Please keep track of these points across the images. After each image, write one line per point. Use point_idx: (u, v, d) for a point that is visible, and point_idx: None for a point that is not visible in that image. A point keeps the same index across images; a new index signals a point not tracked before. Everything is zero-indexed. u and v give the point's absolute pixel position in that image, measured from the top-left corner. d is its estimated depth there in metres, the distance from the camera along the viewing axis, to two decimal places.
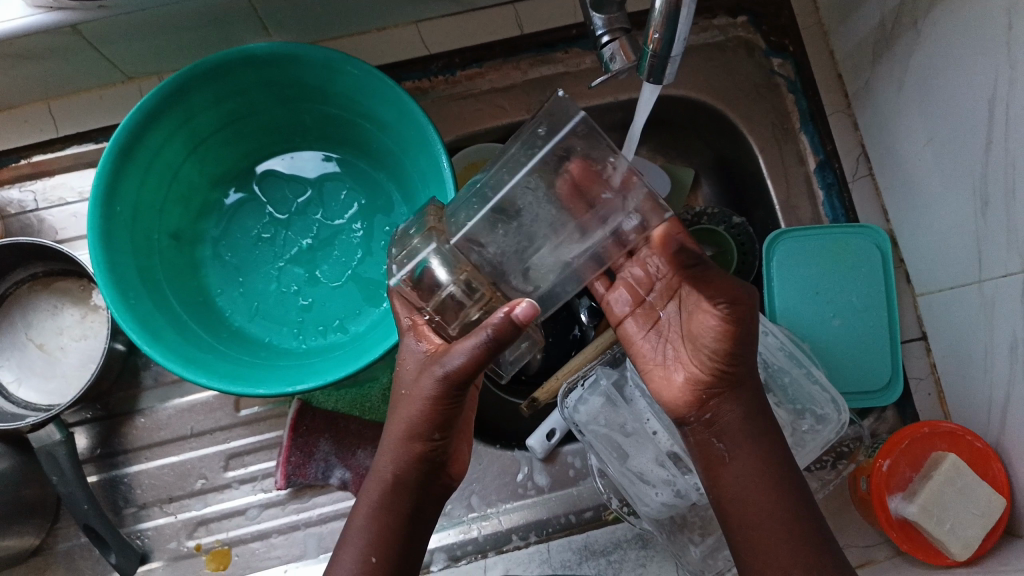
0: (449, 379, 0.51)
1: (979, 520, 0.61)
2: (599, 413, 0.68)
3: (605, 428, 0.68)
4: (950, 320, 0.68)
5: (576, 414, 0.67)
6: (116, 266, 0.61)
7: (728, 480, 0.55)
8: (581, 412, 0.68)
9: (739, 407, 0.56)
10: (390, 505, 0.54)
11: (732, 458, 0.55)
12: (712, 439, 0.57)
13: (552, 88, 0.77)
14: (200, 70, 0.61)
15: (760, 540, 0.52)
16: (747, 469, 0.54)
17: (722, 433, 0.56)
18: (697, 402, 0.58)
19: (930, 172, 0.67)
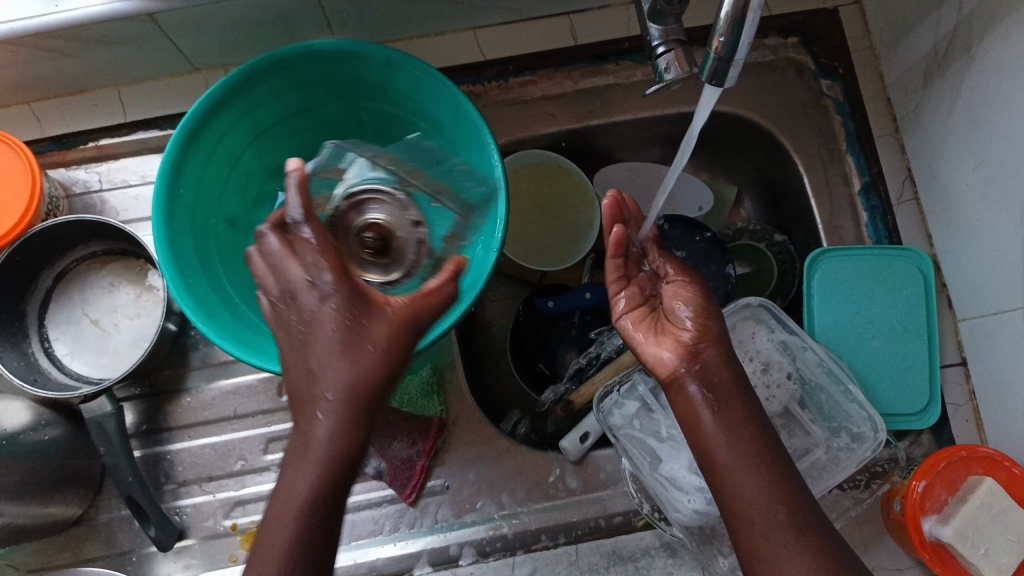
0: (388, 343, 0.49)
1: (1015, 546, 0.62)
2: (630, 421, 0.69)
3: (639, 435, 0.69)
4: (991, 346, 0.68)
5: (606, 419, 0.69)
6: (176, 245, 0.63)
7: (717, 442, 0.53)
8: (613, 419, 0.69)
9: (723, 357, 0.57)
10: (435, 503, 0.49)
11: (719, 417, 0.54)
12: (696, 390, 0.56)
13: (601, 98, 0.77)
14: (267, 62, 0.64)
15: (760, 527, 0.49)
16: (728, 442, 0.53)
17: (721, 403, 0.55)
18: (687, 359, 0.57)
19: (975, 198, 0.67)
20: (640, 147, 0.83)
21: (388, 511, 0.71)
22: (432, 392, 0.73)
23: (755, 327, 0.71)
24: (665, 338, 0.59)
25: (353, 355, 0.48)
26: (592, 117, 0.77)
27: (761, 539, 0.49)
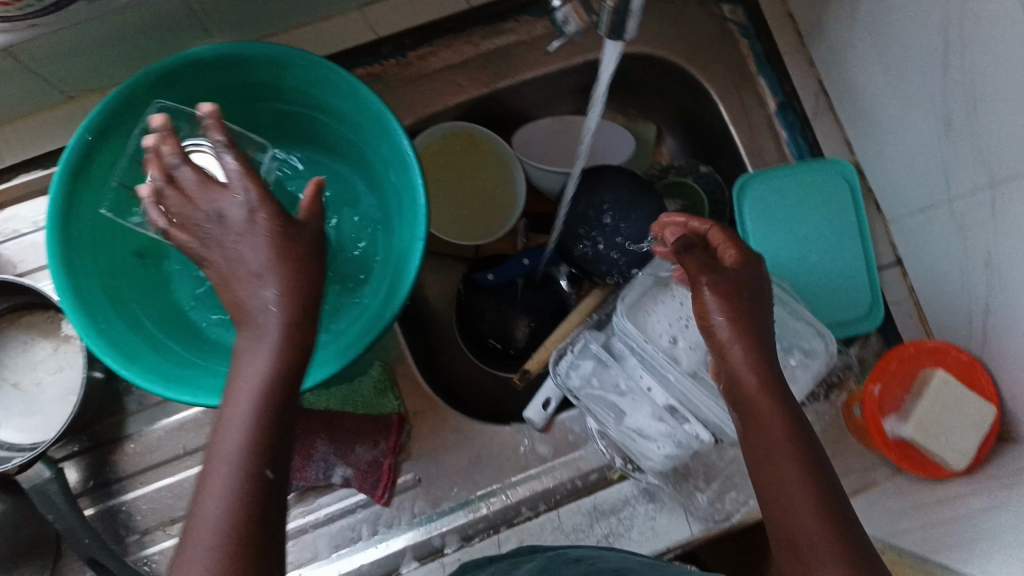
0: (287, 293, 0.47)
1: (972, 428, 0.63)
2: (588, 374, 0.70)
3: (600, 386, 0.69)
4: (923, 242, 0.69)
5: (564, 377, 0.69)
6: (81, 293, 0.59)
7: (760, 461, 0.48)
8: (571, 376, 0.70)
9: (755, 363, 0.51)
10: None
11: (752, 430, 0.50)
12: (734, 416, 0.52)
13: (507, 58, 0.75)
14: (144, 81, 0.59)
15: (794, 516, 0.46)
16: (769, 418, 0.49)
17: (755, 412, 0.50)
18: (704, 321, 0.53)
19: (888, 100, 0.67)
20: (553, 102, 0.81)
21: (363, 516, 0.69)
22: (385, 390, 0.71)
23: None
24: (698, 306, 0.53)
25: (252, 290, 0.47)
26: (499, 79, 0.75)
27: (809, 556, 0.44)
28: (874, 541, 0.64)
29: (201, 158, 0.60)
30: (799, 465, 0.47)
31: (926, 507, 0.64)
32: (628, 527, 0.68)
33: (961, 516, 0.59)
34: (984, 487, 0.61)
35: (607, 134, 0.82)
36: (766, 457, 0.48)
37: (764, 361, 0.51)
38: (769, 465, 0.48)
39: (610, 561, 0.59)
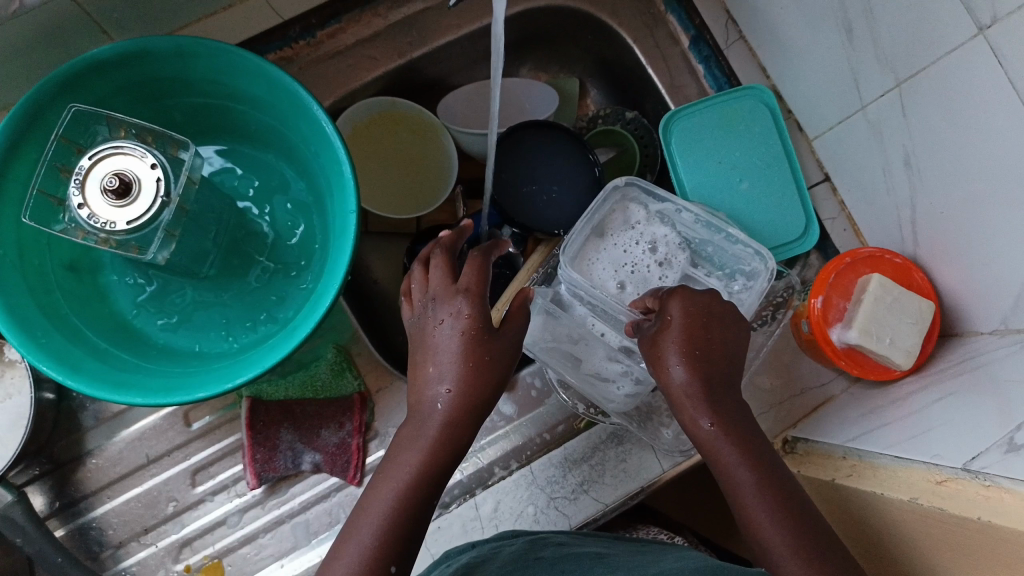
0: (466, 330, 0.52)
1: (915, 328, 0.64)
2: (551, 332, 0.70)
3: (561, 342, 0.71)
4: (846, 155, 0.71)
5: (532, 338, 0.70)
6: (15, 310, 0.58)
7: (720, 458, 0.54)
8: (537, 336, 0.70)
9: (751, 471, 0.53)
10: (431, 465, 0.52)
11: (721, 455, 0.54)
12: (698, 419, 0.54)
13: (416, 27, 0.75)
14: (46, 89, 0.58)
15: (751, 511, 0.53)
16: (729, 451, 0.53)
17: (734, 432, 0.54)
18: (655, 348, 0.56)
19: (792, 19, 0.69)
20: (472, 67, 0.82)
21: (338, 499, 0.68)
22: (342, 371, 0.70)
23: (630, 207, 0.72)
24: (660, 367, 0.56)
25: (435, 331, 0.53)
26: (413, 48, 0.75)
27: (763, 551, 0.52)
28: (838, 449, 0.65)
29: (112, 160, 0.58)
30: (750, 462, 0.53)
31: (881, 409, 0.65)
32: (601, 472, 0.69)
33: (915, 410, 0.61)
34: (933, 381, 0.63)
35: (529, 91, 0.83)
36: (737, 490, 0.53)
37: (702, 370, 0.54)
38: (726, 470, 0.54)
39: (587, 544, 0.60)
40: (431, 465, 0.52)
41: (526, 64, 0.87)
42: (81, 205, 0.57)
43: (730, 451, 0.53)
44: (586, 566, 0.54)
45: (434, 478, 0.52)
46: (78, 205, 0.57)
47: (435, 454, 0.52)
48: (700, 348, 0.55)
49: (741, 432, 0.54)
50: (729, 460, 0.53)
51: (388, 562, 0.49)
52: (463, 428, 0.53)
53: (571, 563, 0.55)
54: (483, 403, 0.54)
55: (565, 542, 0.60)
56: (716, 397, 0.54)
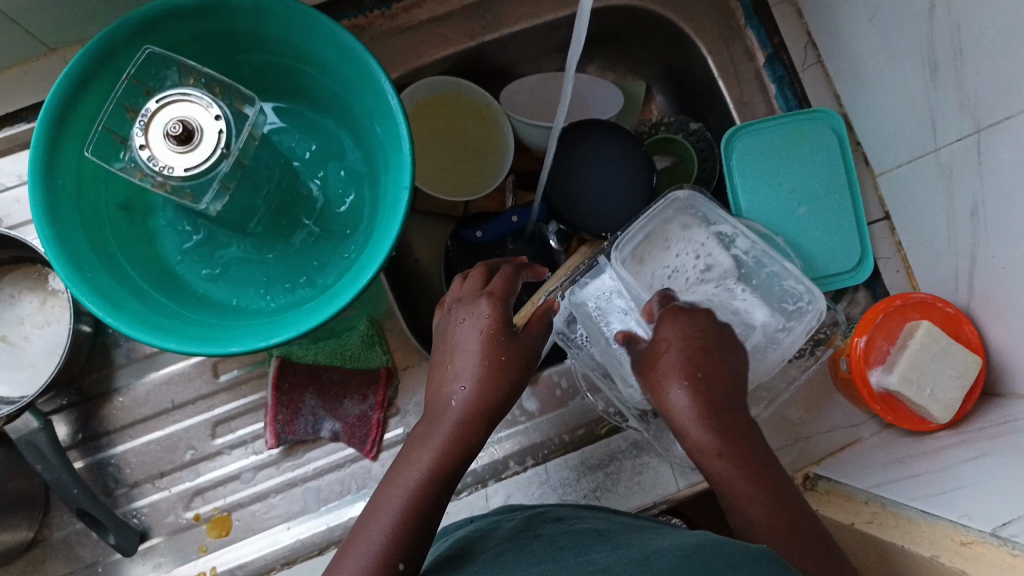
0: (489, 330, 0.54)
1: (958, 381, 0.63)
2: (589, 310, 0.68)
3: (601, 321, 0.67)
4: (911, 195, 0.69)
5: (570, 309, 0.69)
6: (65, 242, 0.59)
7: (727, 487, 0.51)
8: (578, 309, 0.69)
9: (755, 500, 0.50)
10: (448, 457, 0.51)
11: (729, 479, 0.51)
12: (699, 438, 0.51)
13: (492, 11, 0.74)
14: (123, 28, 0.58)
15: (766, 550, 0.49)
16: (736, 479, 0.51)
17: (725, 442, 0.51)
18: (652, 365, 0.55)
19: (876, 50, 0.67)
20: (541, 57, 0.81)
21: (352, 470, 0.68)
22: (373, 344, 0.70)
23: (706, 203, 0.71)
24: (660, 392, 0.54)
25: (461, 332, 0.55)
26: (484, 32, 0.74)
27: None
28: (860, 492, 0.63)
29: (178, 106, 0.58)
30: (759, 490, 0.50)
31: (910, 460, 0.64)
32: (615, 482, 0.68)
33: (948, 465, 0.59)
34: (970, 438, 0.61)
35: (594, 90, 0.82)
36: (748, 516, 0.50)
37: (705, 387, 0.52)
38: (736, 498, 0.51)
39: (590, 520, 0.59)
40: (458, 453, 0.52)
41: (595, 61, 0.86)
42: (143, 146, 0.57)
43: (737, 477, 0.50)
44: (584, 540, 0.53)
45: (456, 463, 0.52)
46: (140, 146, 0.57)
47: (465, 445, 0.52)
48: (700, 366, 0.53)
49: (750, 457, 0.51)
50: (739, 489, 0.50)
51: (397, 559, 0.47)
52: (491, 415, 0.53)
53: (565, 538, 0.54)
54: (495, 409, 0.54)
55: (565, 518, 0.60)
56: (715, 414, 0.52)
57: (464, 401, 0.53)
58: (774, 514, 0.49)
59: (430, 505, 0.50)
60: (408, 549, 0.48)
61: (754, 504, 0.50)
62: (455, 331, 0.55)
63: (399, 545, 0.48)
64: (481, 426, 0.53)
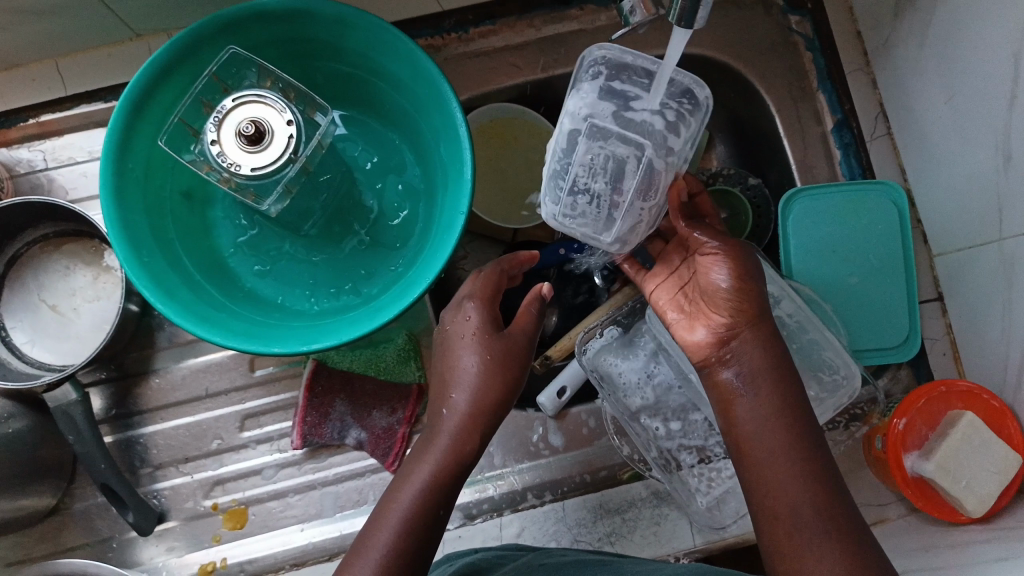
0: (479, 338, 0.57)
1: (996, 477, 0.62)
2: (593, 138, 0.64)
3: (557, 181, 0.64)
4: (967, 280, 0.68)
5: (576, 109, 0.63)
6: (128, 223, 0.60)
7: (750, 424, 0.53)
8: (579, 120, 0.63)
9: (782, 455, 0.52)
10: (440, 474, 0.54)
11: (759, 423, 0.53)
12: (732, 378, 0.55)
13: (566, 46, 0.75)
14: (211, 25, 0.60)
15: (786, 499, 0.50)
16: (792, 484, 0.50)
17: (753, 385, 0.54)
18: (718, 345, 0.57)
19: (949, 131, 0.66)
20: None
21: (372, 481, 0.68)
22: (409, 358, 0.70)
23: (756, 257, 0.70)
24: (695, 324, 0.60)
25: (456, 338, 0.58)
26: (556, 66, 0.75)
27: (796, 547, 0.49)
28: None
29: (252, 107, 0.60)
30: (818, 505, 0.49)
31: (936, 550, 0.62)
32: (631, 529, 0.68)
33: (975, 562, 0.57)
34: (1000, 537, 0.59)
35: None
36: (779, 485, 0.51)
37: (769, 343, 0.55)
38: (785, 505, 0.50)
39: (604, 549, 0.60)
40: (457, 468, 0.54)
41: None
42: (213, 141, 0.59)
43: (772, 428, 0.52)
44: None
45: (456, 473, 0.55)
46: (211, 142, 0.59)
47: (461, 459, 0.55)
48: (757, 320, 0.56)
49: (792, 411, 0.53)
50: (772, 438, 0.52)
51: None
52: (489, 422, 0.56)
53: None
54: (492, 415, 0.56)
55: (566, 555, 0.61)
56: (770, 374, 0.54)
57: (460, 421, 0.55)
58: (804, 476, 0.50)
59: (426, 523, 0.53)
60: (410, 559, 0.51)
61: (804, 514, 0.49)
62: (452, 335, 0.58)
63: (398, 561, 0.51)
64: (476, 434, 0.55)
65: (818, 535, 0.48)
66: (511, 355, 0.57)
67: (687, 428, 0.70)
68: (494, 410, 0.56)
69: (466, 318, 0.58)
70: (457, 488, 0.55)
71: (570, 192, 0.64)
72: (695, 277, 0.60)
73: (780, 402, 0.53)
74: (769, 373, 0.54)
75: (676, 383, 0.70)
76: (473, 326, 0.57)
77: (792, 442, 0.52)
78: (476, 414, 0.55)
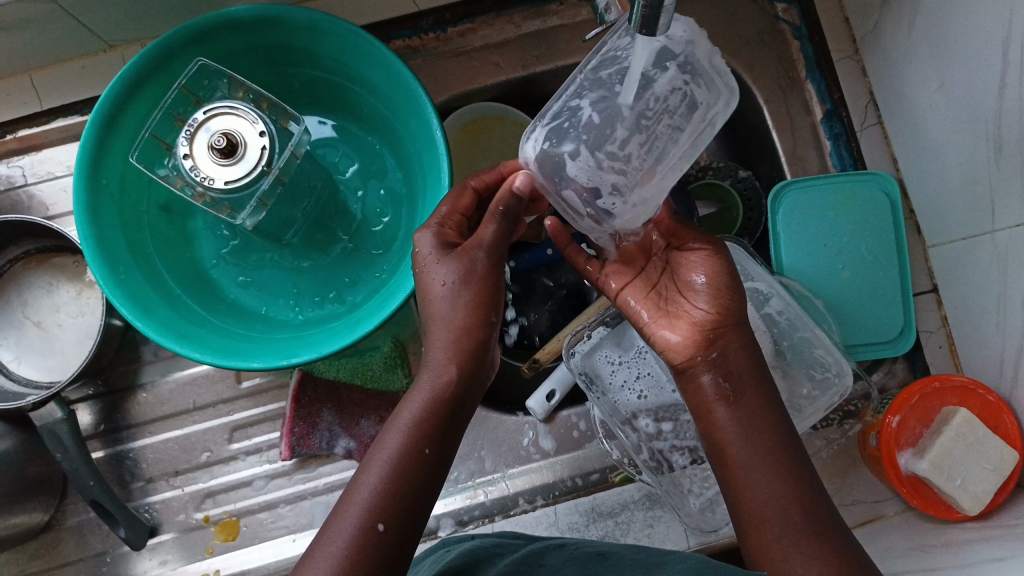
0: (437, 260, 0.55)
1: (990, 475, 0.61)
2: (677, 71, 0.47)
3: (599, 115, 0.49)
4: (962, 271, 0.66)
5: (666, 30, 0.47)
6: (104, 241, 0.60)
7: (733, 429, 0.52)
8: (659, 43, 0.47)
9: (770, 466, 0.51)
10: (428, 412, 0.51)
11: (743, 426, 0.52)
12: (718, 380, 0.53)
13: (548, 42, 0.73)
14: (179, 36, 0.59)
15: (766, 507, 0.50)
16: (778, 489, 0.50)
17: (737, 394, 0.53)
18: (704, 346, 0.54)
19: (941, 119, 0.64)
20: None
21: None
22: (396, 366, 0.70)
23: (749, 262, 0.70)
24: (673, 319, 0.56)
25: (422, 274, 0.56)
26: (537, 63, 0.73)
27: (778, 555, 0.48)
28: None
29: (224, 120, 0.59)
30: (804, 507, 0.49)
31: (932, 549, 0.61)
32: (624, 531, 0.68)
33: (970, 561, 0.56)
34: (996, 535, 0.58)
35: None
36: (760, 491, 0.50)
37: (750, 349, 0.54)
38: (775, 511, 0.49)
39: (593, 548, 0.59)
40: (446, 400, 0.52)
41: None
42: (186, 155, 0.58)
43: (759, 436, 0.52)
44: None
45: (447, 412, 0.52)
46: (184, 156, 0.58)
47: (447, 391, 0.52)
48: (735, 322, 0.55)
49: (772, 421, 0.52)
50: (761, 447, 0.51)
51: (376, 520, 0.48)
52: (476, 349, 0.54)
53: None
54: (479, 338, 0.54)
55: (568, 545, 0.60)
56: (756, 384, 0.53)
57: (445, 354, 0.53)
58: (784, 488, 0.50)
59: (416, 464, 0.50)
60: (389, 510, 0.48)
61: (793, 518, 0.49)
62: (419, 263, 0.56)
63: (385, 506, 0.48)
64: (459, 359, 0.53)
65: (808, 540, 0.48)
66: (477, 270, 0.54)
67: (679, 428, 0.68)
68: (474, 333, 0.54)
69: (424, 243, 0.56)
70: (450, 429, 0.52)
71: (622, 130, 0.49)
72: (670, 274, 0.59)
73: (764, 405, 0.53)
74: (752, 376, 0.54)
75: (667, 380, 0.68)
76: (432, 248, 0.56)
77: (772, 449, 0.51)
78: (458, 336, 0.53)
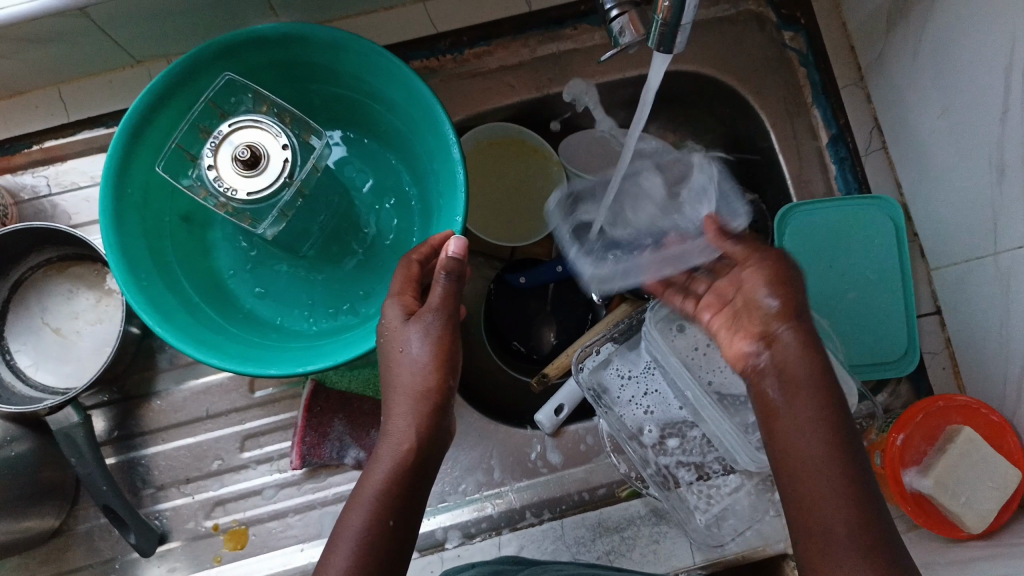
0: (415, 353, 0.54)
1: (994, 493, 0.62)
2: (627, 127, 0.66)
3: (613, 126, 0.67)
4: (965, 294, 0.67)
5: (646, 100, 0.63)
6: (127, 248, 0.61)
7: (784, 431, 0.51)
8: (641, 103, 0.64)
9: (821, 467, 0.48)
10: (394, 478, 0.52)
11: (791, 423, 0.51)
12: (768, 388, 0.53)
13: (561, 65, 0.75)
14: (208, 52, 0.61)
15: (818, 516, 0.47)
16: (828, 494, 0.47)
17: (791, 391, 0.51)
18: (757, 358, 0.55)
19: (944, 144, 0.66)
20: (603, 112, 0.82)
21: None
22: None
23: None
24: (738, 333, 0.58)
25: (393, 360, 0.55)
26: (551, 85, 0.76)
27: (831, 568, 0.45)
28: None
29: (249, 132, 0.60)
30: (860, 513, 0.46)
31: (936, 567, 0.61)
32: (630, 547, 0.68)
33: None
34: (999, 554, 0.59)
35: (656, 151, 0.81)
36: (810, 496, 0.48)
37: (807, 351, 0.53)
38: (817, 529, 0.47)
39: None
40: (409, 465, 0.53)
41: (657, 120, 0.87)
42: (211, 166, 0.60)
43: (810, 437, 0.49)
44: None
45: (411, 470, 0.53)
46: (208, 167, 0.60)
47: (409, 455, 0.53)
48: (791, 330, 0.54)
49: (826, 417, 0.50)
50: (810, 447, 0.49)
51: None
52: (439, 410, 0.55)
53: None
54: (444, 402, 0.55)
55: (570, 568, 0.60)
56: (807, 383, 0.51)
57: (406, 418, 0.54)
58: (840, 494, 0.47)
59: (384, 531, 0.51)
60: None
61: (843, 525, 0.46)
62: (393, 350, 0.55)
63: None
64: (424, 419, 0.54)
65: (851, 551, 0.45)
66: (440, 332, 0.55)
67: (685, 444, 0.70)
68: (436, 396, 0.54)
69: (391, 312, 0.57)
70: (415, 495, 0.53)
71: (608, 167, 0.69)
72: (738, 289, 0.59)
73: (815, 413, 0.50)
74: (803, 375, 0.51)
75: (673, 398, 0.70)
76: (397, 315, 0.56)
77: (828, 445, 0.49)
78: (421, 402, 0.54)
